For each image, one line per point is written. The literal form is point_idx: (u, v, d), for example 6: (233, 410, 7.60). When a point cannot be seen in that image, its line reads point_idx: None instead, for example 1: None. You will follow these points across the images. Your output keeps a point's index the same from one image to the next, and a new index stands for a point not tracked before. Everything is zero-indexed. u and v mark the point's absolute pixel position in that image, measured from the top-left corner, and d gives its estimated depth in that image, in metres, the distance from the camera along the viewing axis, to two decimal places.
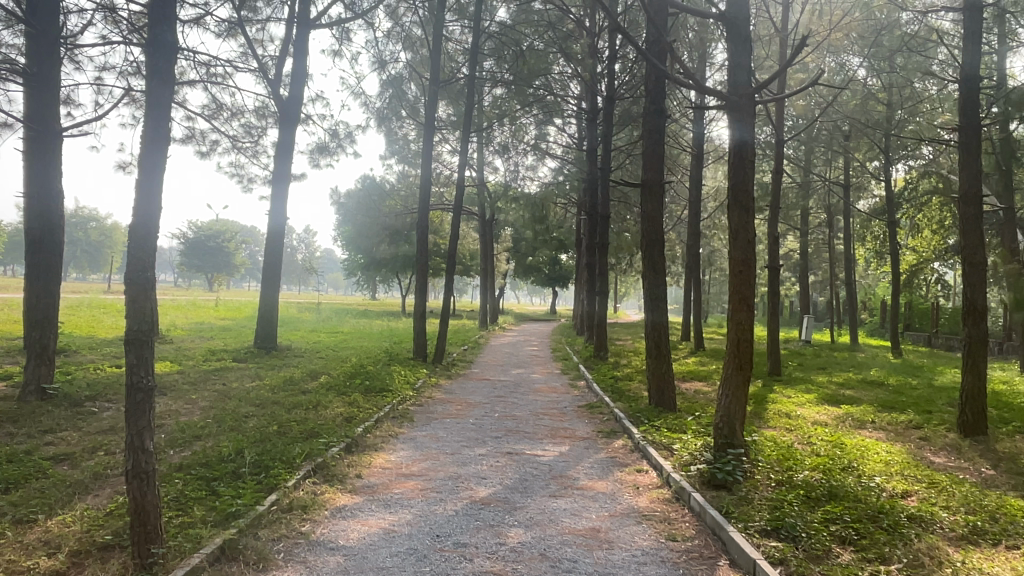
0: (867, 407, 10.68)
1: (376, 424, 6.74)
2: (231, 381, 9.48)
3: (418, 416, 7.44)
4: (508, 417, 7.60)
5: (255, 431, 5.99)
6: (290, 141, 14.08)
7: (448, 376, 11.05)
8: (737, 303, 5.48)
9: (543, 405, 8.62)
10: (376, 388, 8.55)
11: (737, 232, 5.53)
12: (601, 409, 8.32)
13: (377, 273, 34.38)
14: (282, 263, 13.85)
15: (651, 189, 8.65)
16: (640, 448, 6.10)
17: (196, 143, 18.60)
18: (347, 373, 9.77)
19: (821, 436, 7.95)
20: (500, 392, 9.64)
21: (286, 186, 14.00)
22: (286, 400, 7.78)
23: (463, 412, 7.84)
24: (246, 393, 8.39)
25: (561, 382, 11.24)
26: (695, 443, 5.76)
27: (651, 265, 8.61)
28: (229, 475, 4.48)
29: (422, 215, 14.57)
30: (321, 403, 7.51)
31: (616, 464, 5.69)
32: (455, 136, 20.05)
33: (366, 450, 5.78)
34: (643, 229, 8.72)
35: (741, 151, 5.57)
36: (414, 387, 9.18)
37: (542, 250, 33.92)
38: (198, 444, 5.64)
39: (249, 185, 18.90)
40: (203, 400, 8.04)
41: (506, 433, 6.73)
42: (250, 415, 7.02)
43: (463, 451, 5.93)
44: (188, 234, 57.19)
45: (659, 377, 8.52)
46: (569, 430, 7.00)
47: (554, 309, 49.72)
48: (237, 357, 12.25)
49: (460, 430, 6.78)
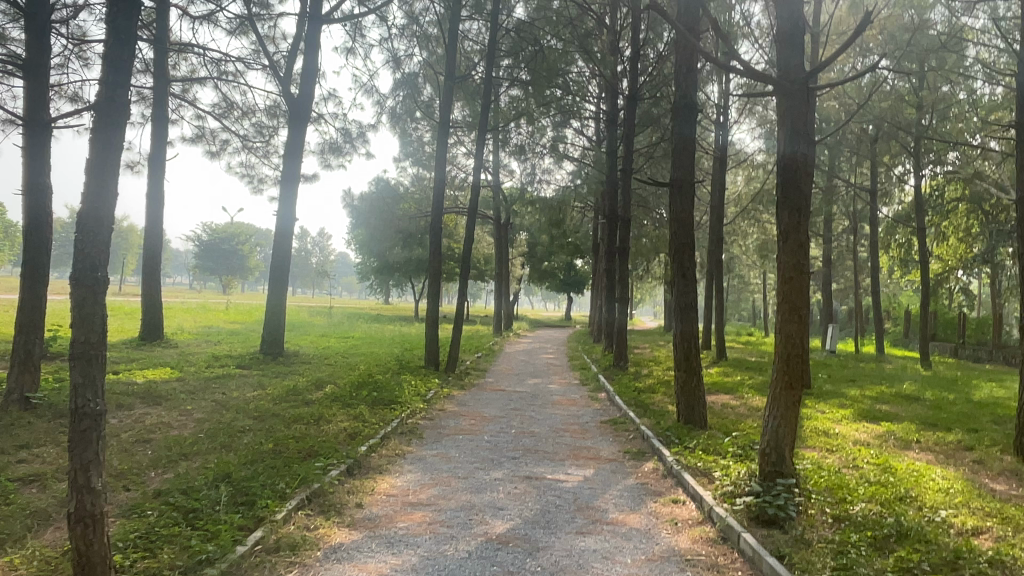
0: (908, 424, 9.97)
1: (383, 441, 6.17)
2: (232, 389, 8.94)
3: (428, 432, 6.86)
4: (525, 434, 7.01)
5: (248, 449, 5.43)
6: (299, 140, 13.59)
7: (461, 386, 10.47)
8: (786, 313, 4.89)
9: (563, 420, 8.02)
10: (384, 399, 7.98)
11: (787, 234, 4.93)
12: (626, 426, 7.71)
13: (390, 277, 33.88)
14: (289, 266, 13.32)
15: (681, 189, 8.04)
16: (673, 474, 5.50)
17: (206, 143, 18.18)
18: (354, 383, 9.19)
19: (866, 459, 7.30)
20: (516, 405, 9.04)
21: (296, 186, 13.48)
22: (287, 413, 7.22)
23: (476, 428, 7.25)
24: (245, 404, 7.84)
25: (580, 393, 10.63)
26: (737, 470, 5.15)
27: (680, 270, 7.99)
28: (209, 506, 3.92)
29: (436, 217, 14.01)
30: (325, 416, 6.95)
31: (649, 492, 5.08)
32: (470, 137, 19.52)
33: (370, 473, 5.21)
34: (671, 231, 8.12)
35: (793, 141, 4.99)
36: (425, 398, 8.60)
37: (558, 255, 33.34)
38: (184, 464, 5.09)
39: (259, 186, 18.48)
40: (198, 411, 7.49)
41: (523, 453, 6.13)
42: (246, 430, 6.47)
43: (477, 474, 5.36)
44: (202, 236, 57.13)
45: (689, 392, 7.90)
46: (592, 450, 6.40)
47: (569, 315, 49.18)
48: (241, 363, 11.70)
49: (473, 449, 6.21)
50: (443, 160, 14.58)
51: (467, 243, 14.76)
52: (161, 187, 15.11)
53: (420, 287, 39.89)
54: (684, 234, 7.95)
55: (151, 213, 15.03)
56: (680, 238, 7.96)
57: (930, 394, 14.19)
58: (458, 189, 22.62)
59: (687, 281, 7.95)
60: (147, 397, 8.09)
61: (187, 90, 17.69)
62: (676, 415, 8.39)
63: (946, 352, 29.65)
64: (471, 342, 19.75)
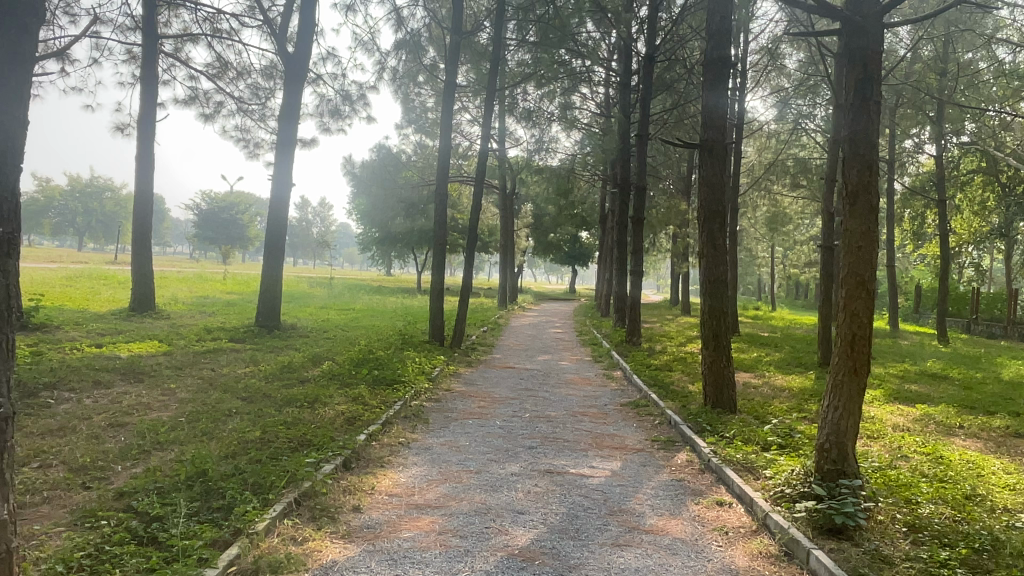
0: (945, 407, 9.32)
1: (384, 427, 5.54)
2: (224, 365, 8.34)
3: (434, 416, 6.22)
4: (540, 419, 6.37)
5: (231, 438, 4.79)
6: (295, 102, 12.81)
7: (468, 363, 9.85)
8: (853, 289, 4.23)
9: (579, 402, 7.38)
10: (386, 379, 7.34)
11: (857, 195, 4.25)
12: (648, 409, 7.08)
13: (392, 248, 33.25)
14: (285, 234, 12.65)
15: (713, 149, 7.30)
16: (712, 469, 4.86)
17: (200, 105, 17.43)
18: (353, 359, 8.54)
19: (914, 447, 6.65)
20: (527, 384, 8.42)
21: (292, 150, 12.75)
22: (280, 393, 6.59)
23: (487, 411, 6.61)
24: (234, 382, 7.21)
25: (594, 371, 10.01)
26: (789, 468, 4.51)
27: (710, 240, 7.29)
28: (177, 513, 3.29)
29: (440, 185, 13.30)
30: (322, 398, 6.32)
31: (689, 492, 4.44)
32: (476, 103, 18.70)
33: (369, 467, 4.57)
34: (699, 197, 7.41)
35: (865, 86, 4.27)
36: (430, 377, 7.97)
37: (564, 226, 32.63)
38: (157, 457, 4.46)
39: (256, 151, 17.74)
40: (182, 390, 6.85)
41: (541, 442, 5.49)
42: (234, 412, 5.84)
43: (491, 468, 4.71)
44: (202, 205, 56.46)
45: (717, 372, 7.27)
46: (617, 439, 5.75)
47: (574, 288, 48.53)
48: (235, 336, 11.08)
49: (485, 437, 5.56)
50: (449, 124, 13.83)
51: (473, 213, 14.03)
52: (151, 151, 14.37)
53: (423, 259, 39.29)
54: (713, 200, 7.24)
55: (141, 179, 14.31)
56: (709, 204, 7.25)
57: (954, 371, 13.59)
58: (463, 158, 21.89)
59: (719, 252, 7.26)
60: (129, 374, 7.46)
61: (179, 49, 16.90)
62: (702, 397, 7.76)
63: (959, 328, 29.07)
64: (477, 316, 19.16)
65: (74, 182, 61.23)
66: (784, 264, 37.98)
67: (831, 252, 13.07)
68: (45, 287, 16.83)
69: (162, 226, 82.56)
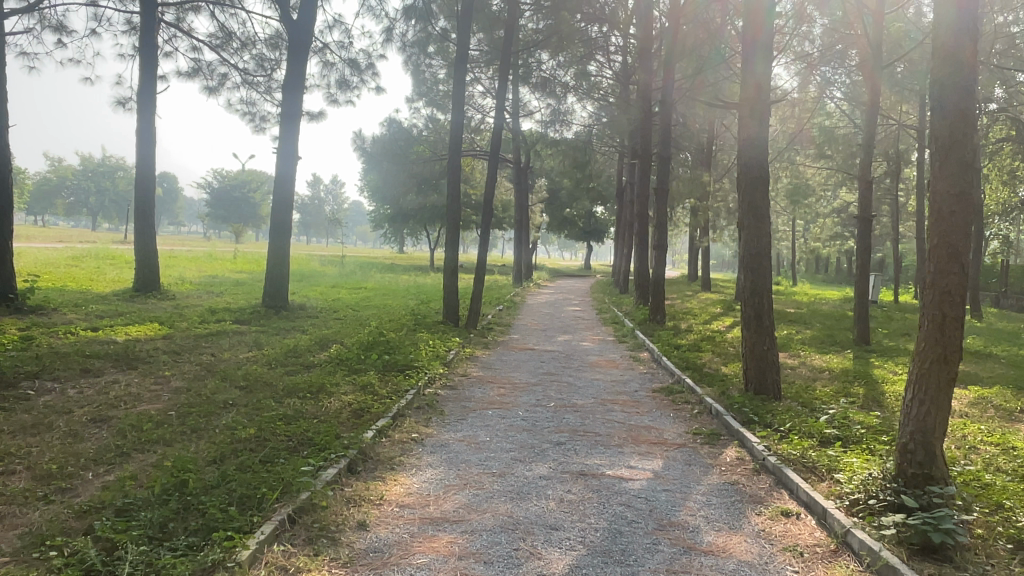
0: (999, 388, 8.64)
1: (395, 422, 4.97)
2: (225, 350, 7.81)
3: (450, 406, 5.64)
4: (566, 409, 5.78)
5: (221, 437, 4.25)
6: (299, 72, 12.11)
7: (485, 345, 9.27)
8: (944, 263, 3.57)
9: (607, 388, 6.78)
10: (397, 364, 6.75)
11: (950, 152, 3.59)
12: (683, 395, 6.47)
13: (405, 224, 32.62)
14: (290, 211, 12.06)
15: (754, 109, 6.67)
16: (772, 471, 4.25)
17: (204, 78, 16.83)
18: (363, 342, 7.97)
19: (982, 436, 6.00)
20: (548, 367, 7.84)
21: (297, 123, 12.10)
22: (284, 381, 6.05)
23: (508, 400, 6.02)
24: (234, 369, 6.66)
25: (619, 352, 9.40)
26: (865, 471, 3.90)
27: (751, 209, 6.64)
28: (143, 542, 2.73)
29: (453, 158, 12.62)
30: (329, 387, 5.75)
31: (748, 501, 3.82)
32: (488, 74, 17.95)
33: (378, 470, 4.01)
34: (739, 162, 6.77)
35: (960, 21, 3.58)
36: (445, 361, 7.40)
37: (580, 201, 31.88)
38: (138, 461, 3.91)
39: (262, 125, 17.14)
40: (177, 379, 6.31)
41: (570, 437, 4.90)
42: (231, 404, 5.28)
43: (515, 471, 4.12)
44: (214, 183, 56.00)
45: (760, 355, 6.63)
46: (654, 432, 5.15)
47: (589, 263, 47.72)
48: (240, 317, 10.55)
49: (508, 432, 4.97)
50: (462, 94, 13.13)
51: (488, 188, 13.36)
52: (152, 124, 13.81)
53: (436, 235, 38.65)
54: (755, 164, 6.59)
55: (143, 154, 13.77)
56: (750, 170, 6.60)
57: (993, 347, 12.94)
58: (476, 131, 21.18)
59: (760, 221, 6.61)
60: (121, 360, 6.93)
61: (181, 19, 16.26)
62: (741, 382, 7.14)
63: (988, 302, 28.20)
64: (493, 294, 18.56)
65: (86, 162, 60.96)
66: (804, 239, 37.05)
67: (869, 223, 12.35)
68: (48, 268, 16.38)
69: (175, 205, 82.33)
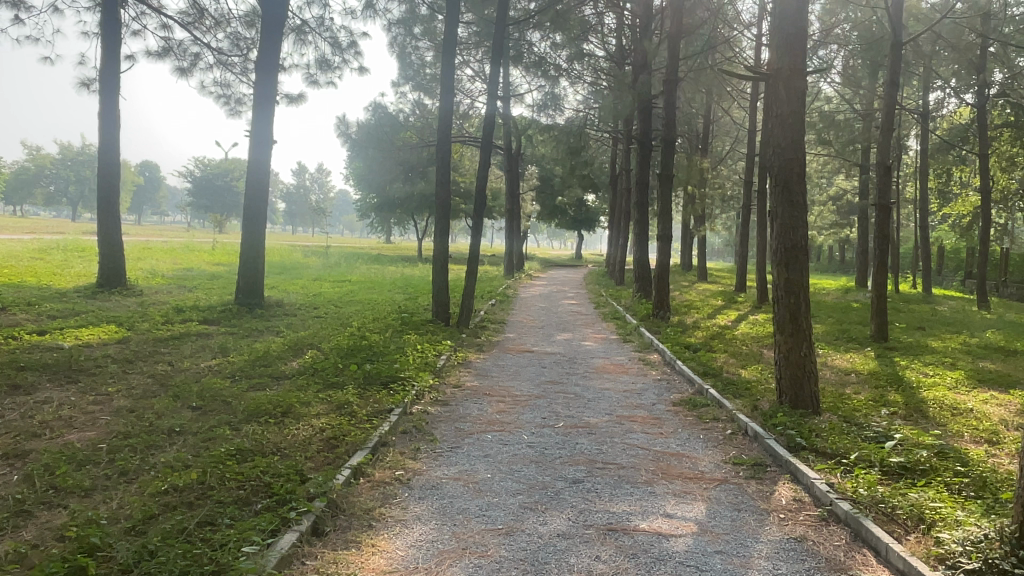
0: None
1: (376, 455, 4.11)
2: (185, 357, 6.88)
3: (442, 429, 4.79)
4: (578, 430, 4.93)
5: (153, 487, 3.36)
6: (273, 50, 11.11)
7: (478, 347, 8.40)
8: None
9: (621, 402, 5.94)
10: (380, 375, 5.85)
11: None
12: (709, 410, 5.63)
13: (393, 212, 31.61)
14: (264, 199, 11.11)
15: (788, 80, 5.82)
16: (847, 523, 3.42)
17: (175, 58, 15.81)
18: (343, 347, 7.06)
19: None
20: (551, 374, 7.00)
21: (271, 105, 11.13)
22: (247, 398, 5.16)
23: (509, 419, 5.15)
24: (192, 382, 5.77)
25: (627, 355, 8.55)
26: (972, 530, 3.07)
27: (786, 197, 5.77)
28: None
29: (442, 143, 11.68)
30: (298, 407, 4.86)
31: (826, 569, 2.99)
32: (477, 57, 17.00)
33: (351, 530, 3.14)
34: (769, 143, 5.91)
35: None
36: (435, 369, 6.52)
37: (571, 190, 31.04)
38: (40, 526, 3.02)
39: (237, 108, 16.11)
40: (122, 396, 5.40)
41: (588, 472, 4.05)
42: (179, 430, 4.40)
43: (525, 526, 3.25)
44: (196, 172, 54.71)
45: (795, 364, 5.80)
46: (687, 463, 4.31)
47: (581, 252, 46.87)
48: (208, 317, 9.61)
49: (512, 466, 4.11)
50: (451, 76, 12.15)
51: (480, 177, 12.44)
52: (117, 107, 12.81)
53: (424, 225, 37.65)
54: (789, 145, 5.76)
55: (106, 138, 12.78)
56: (783, 151, 5.76)
57: (1014, 340, 12.21)
58: (464, 117, 20.23)
59: (797, 212, 5.74)
60: (59, 373, 5.99)
61: None
62: (771, 393, 6.33)
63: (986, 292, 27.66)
64: (484, 287, 17.68)
65: (66, 150, 59.47)
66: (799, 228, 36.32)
67: (887, 210, 11.55)
68: (9, 261, 15.36)
69: (158, 194, 80.83)
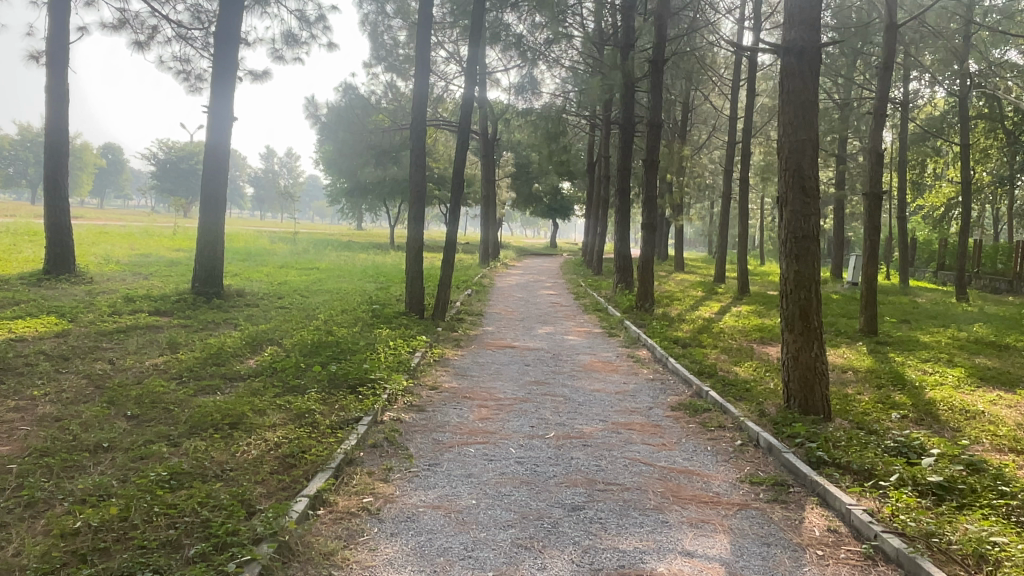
0: None
1: (340, 478, 3.50)
2: (129, 354, 6.17)
3: (418, 442, 4.20)
4: (573, 441, 4.38)
5: (60, 526, 2.72)
6: (233, 20, 10.31)
7: (455, 342, 7.81)
8: None
9: (614, 406, 5.39)
10: (347, 378, 5.22)
11: None
12: (714, 417, 5.10)
13: (364, 197, 30.74)
14: (221, 181, 10.35)
15: (802, 52, 5.25)
16: (902, 565, 2.89)
17: (131, 30, 14.87)
18: (306, 343, 6.40)
19: None
20: (536, 373, 6.44)
21: (232, 81, 10.35)
22: (192, 405, 4.51)
23: (495, 428, 4.57)
24: (132, 384, 5.09)
25: (613, 351, 8.01)
26: None
27: (797, 183, 5.24)
28: None
29: (417, 124, 11.00)
30: (251, 417, 4.23)
31: None
32: (451, 37, 16.29)
33: None
34: (780, 122, 5.36)
35: None
36: (409, 368, 5.92)
37: (547, 177, 30.53)
38: None
39: (198, 85, 15.25)
40: (48, 401, 4.71)
41: (589, 496, 3.49)
42: (109, 449, 3.73)
43: (521, 572, 2.67)
44: (160, 155, 53.07)
45: (805, 365, 5.29)
46: (700, 483, 3.76)
47: (554, 241, 46.31)
48: (160, 307, 8.86)
49: (500, 489, 3.53)
50: (425, 54, 11.46)
51: (457, 162, 11.78)
52: (65, 79, 11.88)
53: (396, 210, 36.80)
54: (802, 124, 5.23)
55: (53, 113, 11.85)
56: (796, 131, 5.23)
57: (1003, 334, 11.93)
58: (438, 101, 19.49)
59: (809, 197, 5.21)
60: None
61: None
62: (775, 396, 5.83)
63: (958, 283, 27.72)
64: (459, 276, 17.04)
65: (23, 130, 57.36)
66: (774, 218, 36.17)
67: (878, 199, 10.95)
68: None
69: (121, 177, 78.67)
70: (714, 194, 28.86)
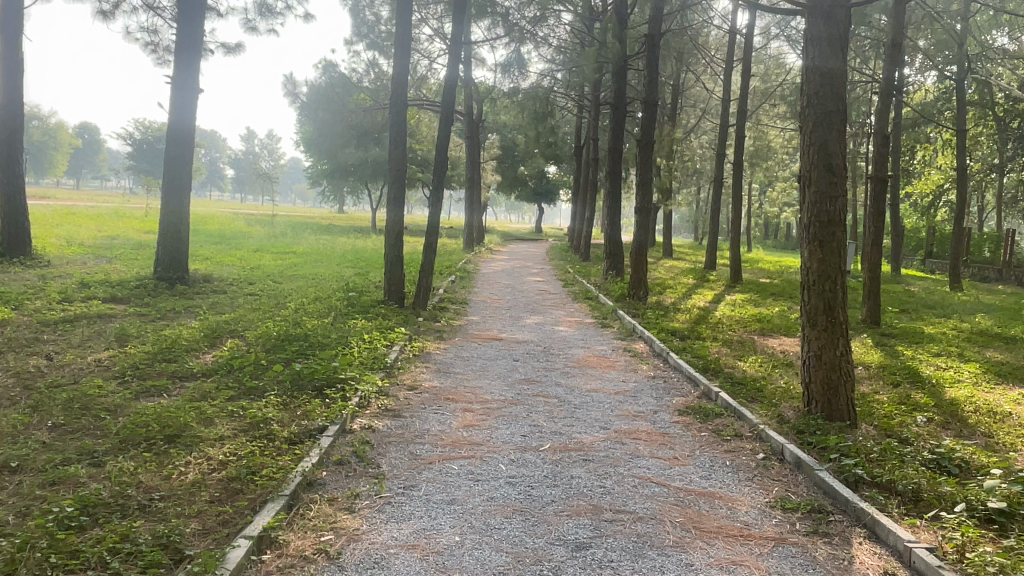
0: None
1: (296, 510, 2.87)
2: (70, 348, 5.50)
3: (392, 458, 3.58)
4: (572, 455, 3.79)
5: None
6: None
7: (436, 334, 7.21)
8: None
9: (615, 409, 4.81)
10: (313, 378, 4.58)
11: None
12: (730, 424, 4.52)
13: (345, 179, 29.91)
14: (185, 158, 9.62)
15: (829, 11, 4.65)
16: None
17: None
18: (271, 336, 5.75)
19: None
20: (526, 370, 5.84)
21: (197, 50, 9.61)
22: (130, 412, 3.88)
23: (481, 439, 3.97)
24: (66, 384, 4.44)
25: (608, 343, 7.43)
26: None
27: (823, 161, 4.66)
28: None
29: (398, 100, 10.31)
30: (196, 428, 3.61)
31: None
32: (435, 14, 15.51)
33: None
34: (804, 91, 4.76)
35: None
36: (384, 366, 5.30)
37: (533, 160, 29.86)
38: None
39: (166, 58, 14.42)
40: None
41: (596, 529, 2.91)
42: (16, 470, 3.08)
43: None
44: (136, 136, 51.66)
45: (829, 365, 4.74)
46: (725, 511, 3.18)
47: (540, 226, 45.65)
48: (115, 294, 8.15)
49: (489, 520, 2.93)
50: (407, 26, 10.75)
51: (440, 141, 11.10)
52: (17, 46, 11.05)
53: (379, 193, 35.95)
54: (830, 95, 4.65)
55: (5, 83, 11.02)
56: (824, 101, 4.65)
57: (1005, 325, 11.50)
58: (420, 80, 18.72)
59: (836, 176, 4.63)
60: None
61: None
62: (791, 397, 5.28)
63: None
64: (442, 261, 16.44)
65: None
66: (760, 204, 35.75)
67: (883, 183, 10.39)
68: None
69: (96, 157, 76.83)
70: (703, 178, 28.33)
